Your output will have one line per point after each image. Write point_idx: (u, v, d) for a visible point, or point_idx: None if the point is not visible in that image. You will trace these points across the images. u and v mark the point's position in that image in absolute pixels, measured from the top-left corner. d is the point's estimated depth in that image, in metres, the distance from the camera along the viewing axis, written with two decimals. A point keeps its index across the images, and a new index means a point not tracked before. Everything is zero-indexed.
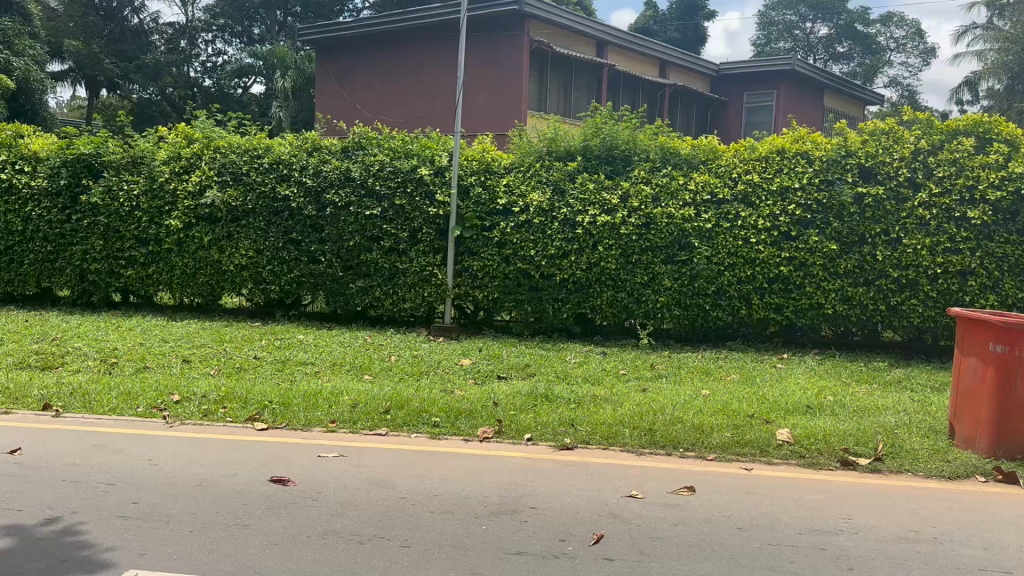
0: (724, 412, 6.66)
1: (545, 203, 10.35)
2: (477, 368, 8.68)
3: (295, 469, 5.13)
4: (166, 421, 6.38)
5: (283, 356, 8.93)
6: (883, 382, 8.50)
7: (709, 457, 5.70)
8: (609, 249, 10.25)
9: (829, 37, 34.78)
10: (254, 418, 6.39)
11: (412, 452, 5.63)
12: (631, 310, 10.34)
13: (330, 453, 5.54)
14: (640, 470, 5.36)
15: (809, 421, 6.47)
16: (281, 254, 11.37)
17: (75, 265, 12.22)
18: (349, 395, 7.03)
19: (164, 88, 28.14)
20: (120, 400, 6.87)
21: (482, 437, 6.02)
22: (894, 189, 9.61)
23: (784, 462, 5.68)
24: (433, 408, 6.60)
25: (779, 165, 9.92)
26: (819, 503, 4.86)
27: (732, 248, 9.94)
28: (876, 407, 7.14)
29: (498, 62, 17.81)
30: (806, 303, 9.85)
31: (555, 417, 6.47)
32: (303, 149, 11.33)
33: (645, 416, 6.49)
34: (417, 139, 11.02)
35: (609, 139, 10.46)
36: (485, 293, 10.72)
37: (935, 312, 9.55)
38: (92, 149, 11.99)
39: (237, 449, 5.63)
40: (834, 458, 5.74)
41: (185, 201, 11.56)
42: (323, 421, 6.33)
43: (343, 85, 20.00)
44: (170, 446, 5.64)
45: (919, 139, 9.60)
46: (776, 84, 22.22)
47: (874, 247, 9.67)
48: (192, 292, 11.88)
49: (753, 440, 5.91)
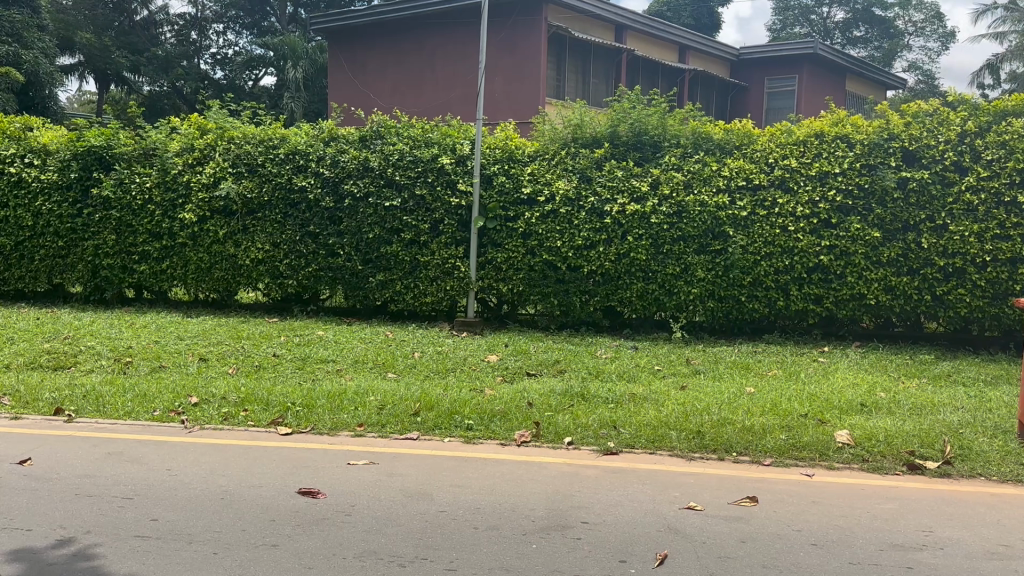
0: (775, 412, 6.26)
1: (571, 192, 9.96)
2: (505, 365, 8.30)
3: (324, 479, 4.78)
4: (184, 426, 6.03)
5: (304, 354, 8.59)
6: (933, 376, 8.08)
7: (765, 462, 5.33)
8: (639, 239, 9.83)
9: (846, 22, 34.12)
10: (277, 422, 6.04)
11: (447, 458, 5.27)
12: (662, 302, 9.94)
13: (360, 460, 5.19)
14: (694, 477, 4.99)
15: (866, 421, 6.07)
16: (299, 247, 10.99)
17: (87, 260, 11.90)
18: (375, 395, 6.67)
19: (175, 82, 27.85)
20: (134, 403, 6.54)
21: (520, 441, 5.65)
22: (940, 173, 9.15)
23: (847, 467, 5.30)
24: (464, 409, 6.23)
25: (818, 148, 9.51)
26: (893, 514, 4.47)
27: (769, 237, 9.53)
28: (932, 404, 6.72)
29: (516, 47, 17.34)
30: (848, 294, 9.44)
31: (595, 418, 6.08)
32: (319, 139, 10.95)
33: (691, 416, 6.10)
34: (438, 127, 10.63)
35: (637, 124, 10.00)
36: (509, 286, 10.31)
37: (983, 302, 9.11)
38: (102, 142, 11.68)
39: (261, 456, 5.29)
40: (899, 461, 5.36)
41: (198, 194, 11.20)
42: (349, 424, 5.96)
43: (355, 74, 19.60)
44: (189, 455, 5.30)
45: (966, 121, 9.13)
46: (798, 67, 21.71)
47: (918, 234, 9.23)
48: (207, 287, 11.53)
49: (811, 443, 5.53)
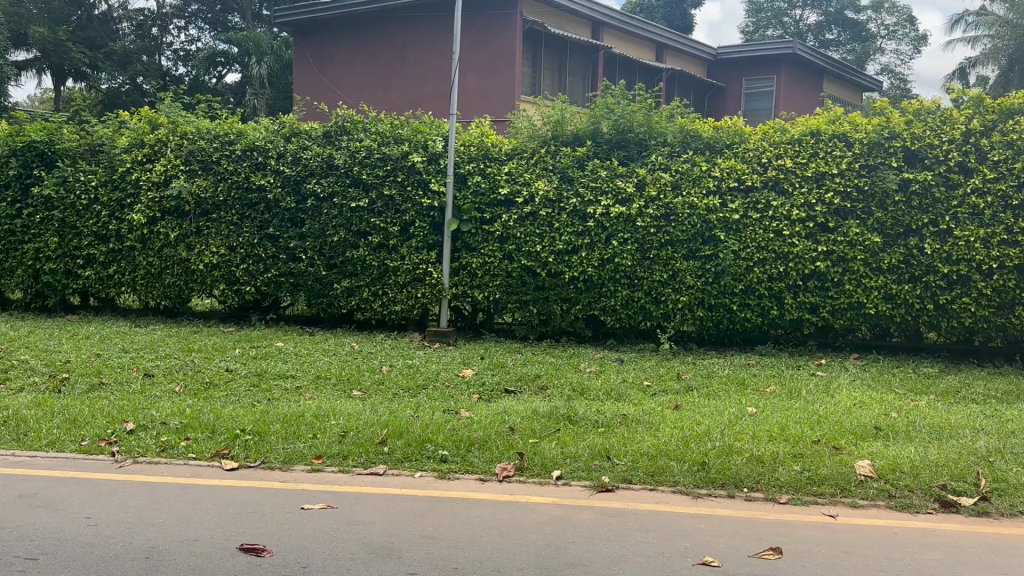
0: (783, 437, 5.62)
1: (551, 193, 9.30)
2: (481, 380, 7.58)
3: (271, 531, 4.04)
4: (114, 460, 5.25)
5: (260, 368, 7.81)
6: (942, 392, 7.50)
7: (781, 500, 4.69)
8: (624, 244, 9.20)
9: (819, 24, 33.68)
10: (223, 454, 5.28)
11: (418, 500, 4.55)
12: (647, 311, 9.30)
13: (315, 504, 4.45)
14: (705, 521, 4.33)
15: (887, 448, 5.45)
16: (257, 251, 10.19)
17: (27, 265, 11.03)
18: (338, 419, 5.93)
19: (134, 78, 26.62)
20: (60, 430, 5.74)
21: (502, 475, 4.95)
22: (944, 174, 8.61)
23: (872, 505, 4.69)
24: (438, 435, 5.50)
25: (814, 148, 8.95)
26: (938, 567, 3.86)
27: (761, 242, 8.94)
28: (951, 425, 6.12)
29: (490, 41, 16.63)
30: (845, 303, 8.86)
31: (586, 446, 5.40)
32: (279, 134, 10.17)
33: (692, 443, 5.44)
34: (408, 122, 9.88)
35: (622, 121, 9.35)
36: (485, 293, 9.61)
37: (990, 311, 8.58)
38: (45, 137, 10.88)
39: (200, 499, 4.52)
40: (929, 497, 4.75)
41: (148, 193, 10.38)
42: (306, 456, 5.22)
43: (321, 69, 18.81)
44: (116, 497, 4.53)
45: (971, 119, 8.60)
46: (776, 68, 21.26)
47: (921, 240, 8.68)
48: (157, 294, 10.68)
49: (831, 475, 4.91)
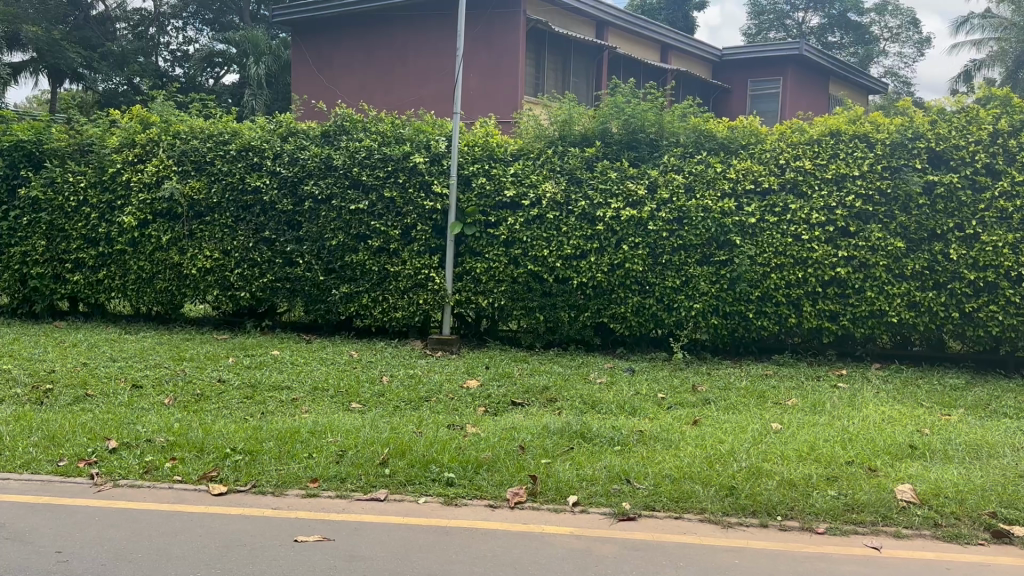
0: (814, 458, 5.24)
1: (559, 195, 8.93)
2: (487, 392, 7.18)
3: (260, 569, 3.64)
4: (93, 483, 4.84)
5: (254, 379, 7.41)
6: (971, 405, 7.12)
7: (819, 529, 4.30)
8: (635, 248, 8.82)
9: (821, 27, 33.26)
10: (211, 476, 4.88)
11: (423, 530, 4.15)
12: (659, 318, 8.92)
13: (311, 535, 4.06)
14: (739, 555, 3.94)
15: (927, 470, 5.06)
16: (252, 255, 9.80)
17: (14, 269, 10.63)
18: (335, 437, 5.53)
19: (130, 78, 26.20)
20: (37, 448, 5.33)
21: (514, 502, 4.56)
22: (970, 176, 8.24)
23: (918, 534, 4.30)
24: (443, 455, 5.10)
25: (834, 149, 8.58)
26: None
27: (779, 246, 8.56)
28: (990, 443, 5.74)
29: (493, 39, 16.26)
30: (867, 311, 8.48)
31: (603, 467, 5.01)
32: (276, 134, 9.78)
33: (716, 464, 5.05)
34: (410, 122, 9.50)
35: (633, 120, 8.96)
36: (489, 299, 9.22)
37: (1019, 320, 8.20)
38: (32, 137, 10.58)
39: (185, 529, 4.12)
40: (978, 526, 4.36)
41: (139, 195, 9.99)
42: (300, 479, 4.82)
43: (319, 69, 18.44)
44: (91, 528, 4.12)
45: (998, 119, 8.24)
46: (782, 68, 20.90)
47: (946, 244, 8.30)
48: (149, 300, 10.28)
49: (871, 502, 4.52)
